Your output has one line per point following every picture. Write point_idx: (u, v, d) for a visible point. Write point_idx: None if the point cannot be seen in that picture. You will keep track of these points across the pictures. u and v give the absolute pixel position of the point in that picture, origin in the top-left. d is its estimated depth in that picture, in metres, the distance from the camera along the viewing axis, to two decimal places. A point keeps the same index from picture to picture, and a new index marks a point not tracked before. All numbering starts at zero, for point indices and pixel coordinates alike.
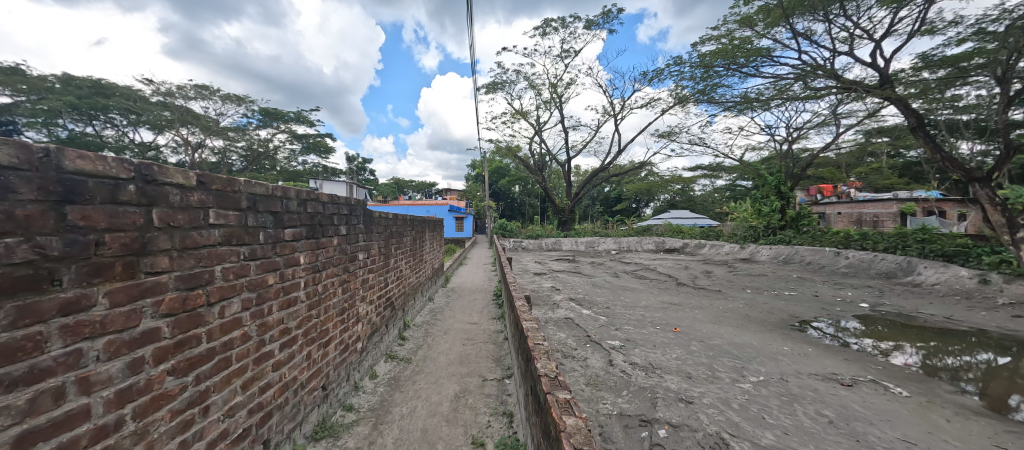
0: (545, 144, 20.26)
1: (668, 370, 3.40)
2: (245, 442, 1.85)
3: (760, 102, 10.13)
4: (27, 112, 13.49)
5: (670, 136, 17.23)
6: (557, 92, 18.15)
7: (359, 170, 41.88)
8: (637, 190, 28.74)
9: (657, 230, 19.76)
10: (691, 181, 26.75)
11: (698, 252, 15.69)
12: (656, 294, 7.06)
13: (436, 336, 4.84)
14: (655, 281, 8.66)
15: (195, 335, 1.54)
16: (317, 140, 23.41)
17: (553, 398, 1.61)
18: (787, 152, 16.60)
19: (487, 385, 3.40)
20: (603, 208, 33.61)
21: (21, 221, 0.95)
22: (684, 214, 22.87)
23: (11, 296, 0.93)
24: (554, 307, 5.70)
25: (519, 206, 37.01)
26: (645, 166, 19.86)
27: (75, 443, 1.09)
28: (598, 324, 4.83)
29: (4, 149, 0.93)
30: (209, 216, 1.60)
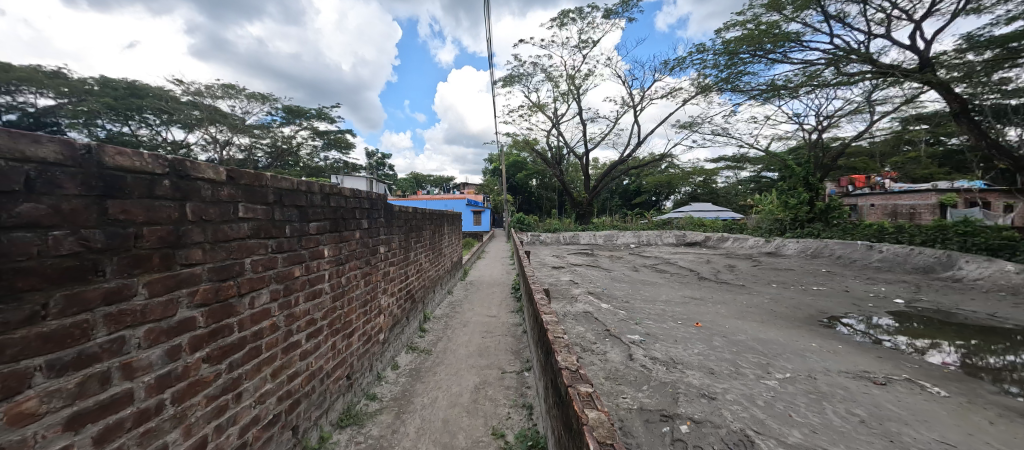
0: (562, 137, 20.04)
1: (690, 365, 3.34)
2: (274, 428, 1.92)
3: (787, 91, 9.71)
4: (70, 113, 14.34)
5: (692, 128, 16.70)
6: (575, 84, 17.80)
7: (379, 165, 42.79)
8: (657, 182, 28.13)
9: (678, 224, 19.36)
10: (713, 172, 25.90)
11: (721, 245, 15.25)
12: (677, 288, 6.93)
13: (454, 328, 4.90)
14: (676, 275, 8.48)
15: (227, 326, 1.60)
16: (338, 136, 23.92)
17: (575, 391, 1.60)
18: (816, 141, 15.80)
19: (506, 378, 3.42)
20: (621, 202, 33.07)
21: (68, 214, 1.00)
22: (707, 206, 22.22)
23: (59, 285, 0.99)
24: (572, 300, 5.67)
25: (536, 200, 36.86)
26: (665, 158, 19.34)
27: (120, 425, 1.16)
28: (617, 318, 4.78)
29: (50, 146, 0.98)
30: (237, 209, 1.65)
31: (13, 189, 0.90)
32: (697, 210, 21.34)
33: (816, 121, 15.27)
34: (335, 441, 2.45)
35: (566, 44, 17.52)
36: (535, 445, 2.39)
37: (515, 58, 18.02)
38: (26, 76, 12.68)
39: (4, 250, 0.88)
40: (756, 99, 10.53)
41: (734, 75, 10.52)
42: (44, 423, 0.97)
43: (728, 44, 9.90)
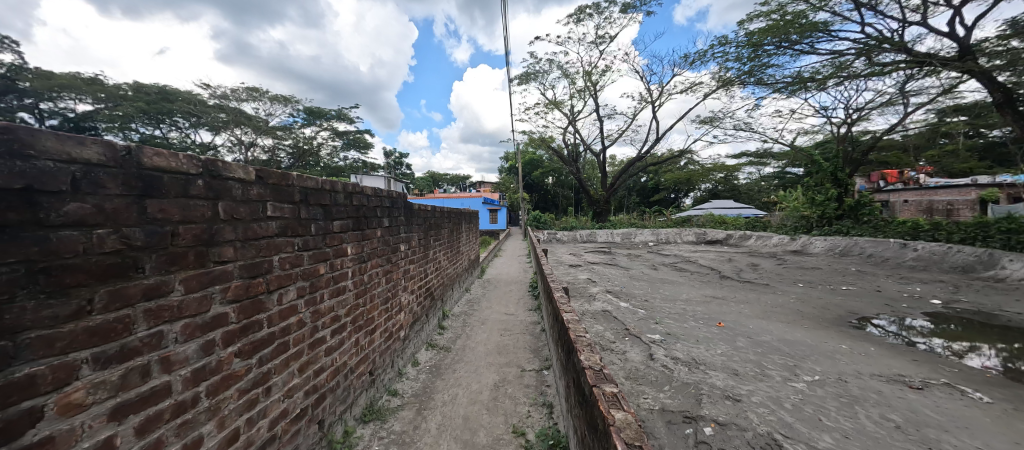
0: (578, 135, 19.89)
1: (713, 366, 3.26)
2: (302, 421, 1.97)
3: (814, 83, 9.37)
4: (106, 118, 15.12)
5: (712, 123, 16.28)
6: (591, 81, 17.59)
7: (396, 165, 43.40)
8: (676, 179, 27.59)
9: (698, 222, 18.95)
10: (734, 168, 25.22)
11: (743, 243, 14.85)
12: (698, 287, 6.78)
13: (473, 326, 4.93)
14: (697, 273, 8.30)
15: (257, 321, 1.65)
16: (357, 136, 24.39)
17: (599, 391, 1.58)
18: (845, 135, 15.18)
19: (525, 376, 3.42)
20: (639, 199, 32.59)
21: (110, 213, 1.05)
22: (729, 203, 21.66)
23: (103, 282, 1.04)
24: (590, 299, 5.63)
25: (552, 198, 36.69)
26: (685, 154, 18.94)
27: (159, 416, 1.20)
28: (636, 317, 4.71)
29: (93, 148, 1.02)
30: (267, 209, 1.70)
31: (60, 189, 0.94)
32: (718, 208, 20.85)
33: (845, 114, 14.64)
34: (359, 435, 2.50)
35: (582, 40, 17.32)
36: (556, 444, 2.38)
37: (531, 55, 17.97)
38: (67, 83, 13.40)
39: (53, 247, 0.92)
40: (780, 92, 10.20)
41: (757, 68, 10.21)
42: (92, 413, 1.02)
43: (752, 35, 9.61)
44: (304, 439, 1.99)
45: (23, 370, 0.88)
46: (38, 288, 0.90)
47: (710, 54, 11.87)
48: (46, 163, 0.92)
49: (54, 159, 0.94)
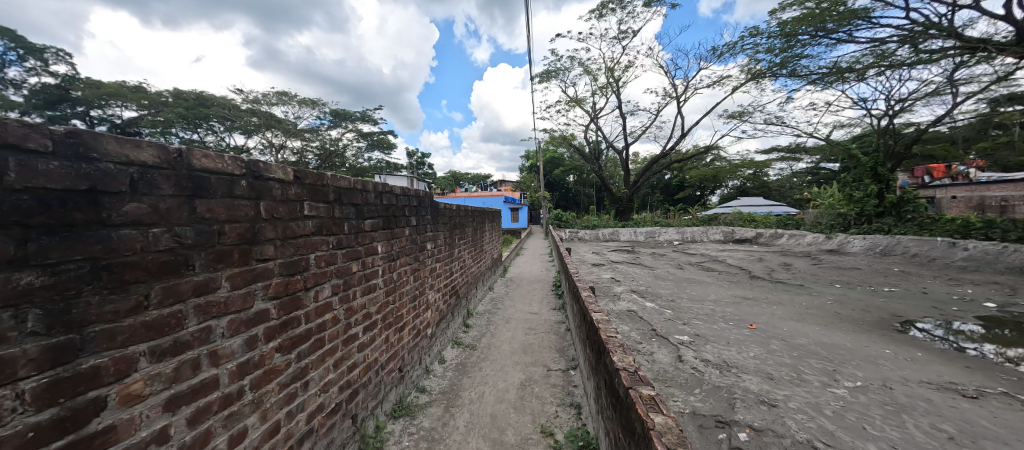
0: (600, 132, 19.62)
1: (746, 369, 3.15)
2: (337, 416, 2.03)
3: (853, 74, 8.90)
4: (149, 124, 16.04)
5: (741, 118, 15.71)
6: (614, 77, 17.31)
7: (418, 165, 44.08)
8: (702, 176, 26.83)
9: (725, 220, 18.38)
10: (764, 164, 24.29)
11: (774, 242, 14.31)
12: (726, 288, 6.57)
13: (497, 324, 4.96)
14: (725, 273, 8.05)
15: (295, 318, 1.71)
16: (380, 137, 24.91)
17: (637, 394, 1.55)
18: (886, 128, 14.34)
19: (552, 376, 3.40)
20: (663, 197, 31.87)
21: (163, 212, 1.11)
22: (758, 201, 20.91)
23: (159, 278, 1.10)
24: (615, 299, 5.54)
25: (573, 197, 36.43)
26: (711, 150, 18.39)
27: (209, 407, 1.27)
28: (663, 317, 4.61)
29: (149, 150, 1.08)
30: (304, 208, 1.75)
31: (121, 190, 1.00)
32: (746, 206, 20.14)
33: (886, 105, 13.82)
34: (389, 431, 2.55)
35: (604, 35, 17.03)
36: (587, 446, 2.35)
37: (552, 53, 17.83)
38: (114, 91, 14.29)
39: (115, 246, 0.98)
40: (816, 84, 9.74)
41: (790, 59, 9.79)
42: (150, 404, 1.08)
43: (785, 25, 9.23)
44: (339, 433, 2.05)
45: (90, 361, 0.94)
46: (101, 284, 0.96)
47: (740, 46, 11.47)
48: (108, 165, 0.98)
49: (114, 161, 0.99)
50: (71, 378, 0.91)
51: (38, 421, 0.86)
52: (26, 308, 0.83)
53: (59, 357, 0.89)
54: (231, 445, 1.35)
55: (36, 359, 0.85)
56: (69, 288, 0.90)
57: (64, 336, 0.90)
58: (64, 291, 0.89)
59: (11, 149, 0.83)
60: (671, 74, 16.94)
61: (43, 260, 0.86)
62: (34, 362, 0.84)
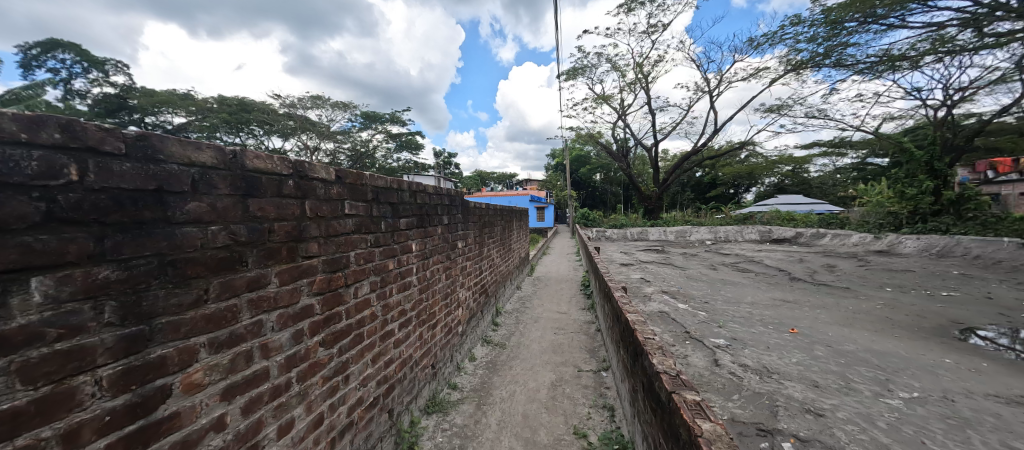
0: (628, 129, 19.26)
1: (788, 376, 3.00)
2: (375, 409, 2.09)
3: (907, 61, 8.31)
4: (197, 129, 17.16)
5: (779, 112, 15.00)
6: (642, 73, 16.95)
7: (444, 165, 44.88)
8: (736, 174, 25.82)
9: (761, 219, 17.65)
10: (803, 159, 23.06)
11: (815, 242, 13.54)
12: (764, 290, 6.29)
13: (526, 323, 4.96)
14: (763, 275, 7.70)
15: (337, 313, 1.78)
16: (409, 138, 25.50)
17: (681, 399, 1.50)
18: (943, 119, 13.27)
19: (583, 376, 3.37)
20: (693, 195, 30.99)
21: (219, 211, 1.19)
22: (798, 200, 20.07)
23: (217, 274, 1.18)
24: (645, 300, 5.41)
25: (599, 195, 36.11)
26: (746, 146, 17.71)
27: (260, 396, 1.35)
28: (697, 320, 4.47)
29: (208, 153, 1.16)
30: (345, 207, 1.82)
31: (183, 190, 1.08)
32: (783, 205, 19.23)
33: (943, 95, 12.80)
34: (423, 426, 2.61)
35: (633, 31, 16.68)
36: None
37: (579, 50, 17.67)
38: (166, 99, 15.38)
39: (178, 242, 1.05)
40: (864, 74, 9.16)
41: (835, 47, 9.25)
42: (209, 392, 1.17)
43: (830, 12, 8.75)
44: (377, 426, 2.11)
45: (157, 351, 1.01)
46: (167, 279, 1.04)
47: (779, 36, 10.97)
48: (173, 166, 1.05)
49: (178, 163, 1.06)
50: (142, 366, 0.98)
51: (114, 406, 0.92)
52: (104, 300, 0.90)
53: (131, 346, 0.95)
54: (280, 434, 1.43)
55: (112, 348, 0.91)
56: (140, 282, 0.97)
57: (136, 327, 0.97)
58: (136, 285, 0.96)
59: (91, 151, 0.89)
60: (703, 68, 16.39)
61: (119, 255, 0.93)
62: (110, 351, 0.91)
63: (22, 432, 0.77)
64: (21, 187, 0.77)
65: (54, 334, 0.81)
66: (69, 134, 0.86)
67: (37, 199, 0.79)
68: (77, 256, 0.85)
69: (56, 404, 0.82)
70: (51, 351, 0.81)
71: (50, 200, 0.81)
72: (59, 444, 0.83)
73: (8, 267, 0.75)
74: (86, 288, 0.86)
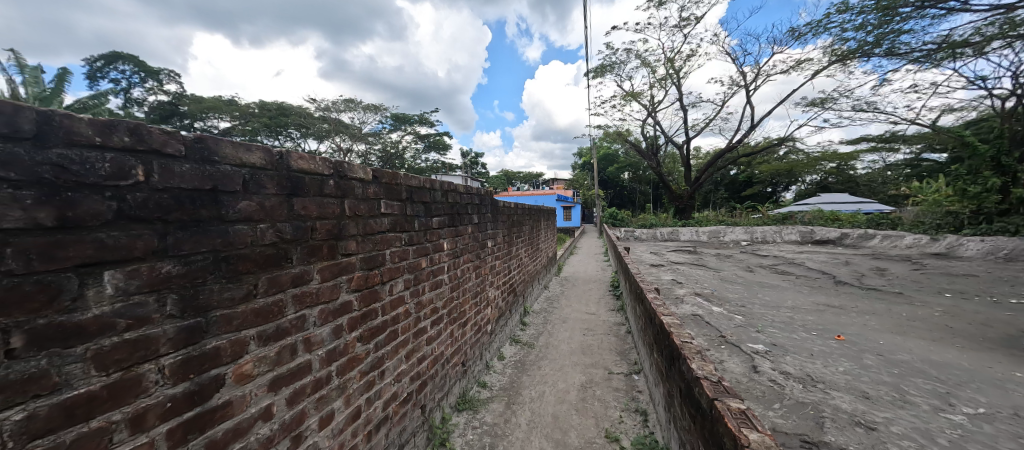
0: (658, 126, 18.76)
1: (835, 385, 2.83)
2: (409, 405, 2.15)
3: (971, 48, 7.62)
4: (240, 132, 18.21)
5: (822, 106, 14.16)
6: (674, 68, 16.48)
7: (471, 165, 45.40)
8: (773, 172, 24.60)
9: (802, 219, 16.80)
10: (849, 156, 21.64)
11: (863, 244, 12.65)
12: (806, 294, 5.96)
13: (554, 323, 4.95)
14: (804, 278, 7.30)
15: (373, 309, 1.83)
16: (436, 139, 25.96)
17: (724, 406, 1.46)
18: (1013, 110, 12.08)
19: (613, 379, 3.32)
20: (727, 194, 29.85)
21: (267, 210, 1.25)
22: (844, 199, 18.92)
23: (265, 270, 1.25)
24: (678, 302, 5.26)
25: (628, 195, 35.47)
26: (785, 142, 16.84)
27: (304, 388, 1.42)
28: (733, 324, 4.30)
29: (258, 154, 1.22)
30: (381, 206, 1.88)
31: (235, 189, 1.14)
32: (827, 205, 18.16)
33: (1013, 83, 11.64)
34: (454, 423, 2.66)
35: (663, 25, 16.24)
36: None
37: (607, 47, 17.40)
38: (213, 105, 16.41)
39: (231, 240, 1.12)
40: (921, 63, 8.48)
41: (887, 35, 8.61)
42: (258, 383, 1.23)
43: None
44: (411, 421, 2.17)
45: (212, 343, 1.08)
46: (222, 274, 1.10)
47: (824, 25, 10.37)
48: (226, 167, 1.11)
49: (230, 163, 1.13)
50: (198, 357, 1.05)
51: (175, 393, 0.99)
52: (166, 293, 0.96)
53: (189, 337, 1.02)
54: (321, 425, 1.50)
55: (173, 338, 0.98)
56: (197, 276, 1.04)
57: (194, 319, 1.03)
58: (194, 279, 1.03)
59: (156, 153, 0.96)
60: (738, 61, 15.73)
61: (179, 251, 0.99)
62: (171, 342, 0.98)
63: (96, 415, 0.84)
64: (96, 187, 0.84)
65: (124, 324, 0.88)
66: (136, 138, 0.92)
67: (109, 198, 0.86)
68: (143, 251, 0.91)
69: (124, 390, 0.88)
70: (121, 339, 0.87)
71: (120, 199, 0.88)
72: (128, 428, 0.89)
73: (86, 261, 0.81)
74: (150, 282, 0.93)
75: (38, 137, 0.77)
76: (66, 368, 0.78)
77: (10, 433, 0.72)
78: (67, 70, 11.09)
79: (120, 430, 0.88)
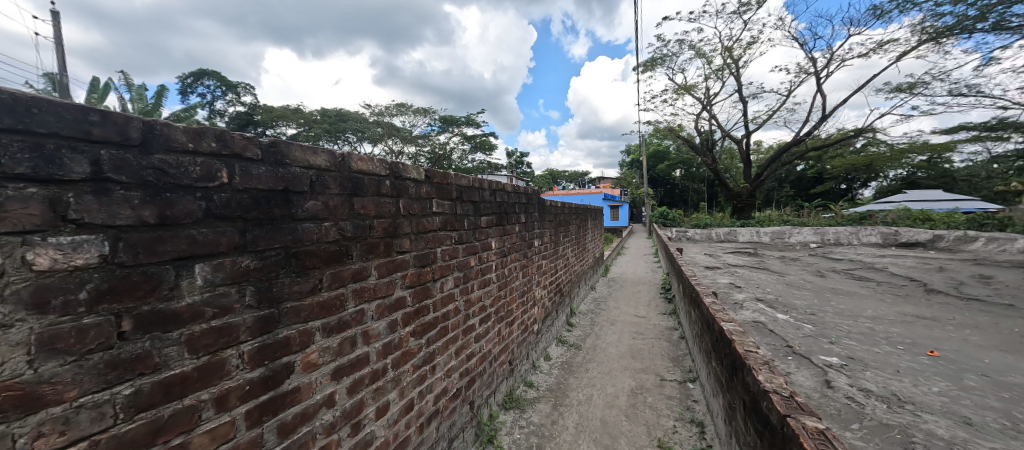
0: (714, 120, 17.75)
1: (928, 408, 2.52)
2: (458, 400, 2.23)
3: None
4: (305, 138, 19.82)
5: (910, 92, 12.59)
6: (732, 57, 15.50)
7: (515, 164, 45.88)
8: (849, 167, 22.23)
9: (884, 219, 15.13)
10: (945, 146, 18.93)
11: (961, 247, 11.05)
12: (892, 303, 5.33)
13: (602, 325, 4.87)
14: (889, 285, 6.53)
15: (425, 305, 1.92)
16: (482, 140, 26.47)
17: (800, 425, 1.37)
18: None
19: (666, 386, 3.21)
20: (793, 192, 27.61)
21: (331, 209, 1.36)
22: (939, 196, 16.68)
23: (329, 265, 1.36)
24: (736, 307, 4.94)
25: (678, 192, 33.89)
26: (864, 133, 15.16)
27: (362, 378, 1.52)
28: (802, 333, 3.97)
29: (323, 156, 1.33)
30: (433, 205, 1.96)
31: (303, 190, 1.25)
32: (913, 205, 16.11)
33: None
34: (502, 420, 2.72)
35: (721, 12, 15.31)
36: None
37: (658, 39, 16.75)
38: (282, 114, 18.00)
39: (300, 237, 1.23)
40: None
41: (995, 7, 7.48)
42: (322, 372, 1.34)
43: None
44: (460, 416, 2.25)
45: (284, 332, 1.20)
46: (291, 269, 1.22)
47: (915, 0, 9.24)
48: (296, 169, 1.23)
49: (299, 166, 1.24)
50: (272, 345, 1.17)
51: (252, 377, 1.11)
52: (245, 285, 1.08)
53: (265, 326, 1.14)
54: (378, 415, 1.60)
55: (250, 327, 1.10)
56: (271, 270, 1.15)
57: (268, 309, 1.15)
58: (268, 273, 1.14)
59: (237, 157, 1.07)
60: (807, 46, 14.43)
61: (255, 247, 1.11)
62: (249, 330, 1.09)
63: (189, 393, 0.96)
64: (188, 188, 0.95)
65: (211, 312, 1.00)
66: (221, 143, 1.03)
67: (200, 198, 0.97)
68: (226, 247, 1.03)
69: (210, 372, 1.00)
70: (207, 326, 0.99)
71: (208, 199, 0.99)
72: (214, 406, 1.01)
73: (181, 255, 0.93)
74: (232, 275, 1.04)
75: (143, 144, 0.87)
76: (166, 349, 0.90)
77: (123, 405, 0.83)
78: (165, 87, 12.69)
79: (207, 408, 1.00)
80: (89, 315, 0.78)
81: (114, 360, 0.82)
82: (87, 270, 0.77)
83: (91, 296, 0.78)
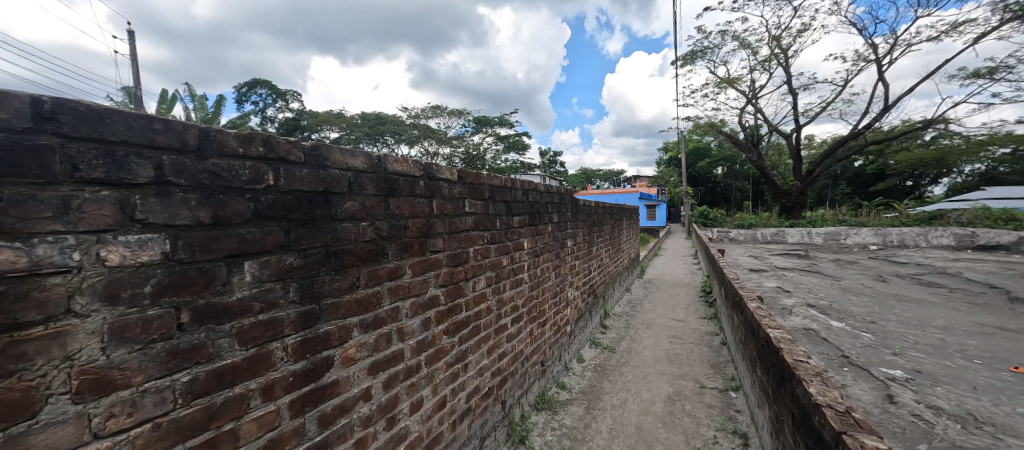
0: (761, 114, 16.82)
1: (1014, 431, 2.25)
2: (490, 399, 2.24)
3: None
4: (346, 141, 20.73)
5: (991, 77, 11.39)
6: (779, 47, 14.64)
7: (548, 164, 45.75)
8: (914, 162, 20.32)
9: (959, 218, 13.72)
10: None
11: None
12: (972, 312, 4.80)
13: (638, 328, 4.75)
14: (968, 293, 5.88)
15: (458, 304, 1.95)
16: (515, 139, 26.55)
17: (857, 442, 1.26)
18: None
19: (706, 394, 3.07)
20: (851, 191, 25.93)
21: (368, 209, 1.41)
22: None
23: (366, 264, 1.40)
24: (785, 313, 4.65)
25: (719, 191, 32.40)
26: (935, 124, 13.81)
27: (397, 374, 1.56)
28: (861, 343, 3.67)
29: (360, 159, 1.38)
30: (465, 205, 1.98)
31: (342, 191, 1.30)
32: (992, 204, 14.47)
33: None
34: (534, 421, 2.71)
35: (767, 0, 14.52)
36: None
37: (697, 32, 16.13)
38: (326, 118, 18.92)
39: (339, 236, 1.28)
40: None
41: None
42: (359, 366, 1.39)
43: None
44: (492, 415, 2.26)
45: (324, 327, 1.25)
46: (331, 266, 1.27)
47: None
48: (335, 171, 1.28)
49: (339, 168, 1.29)
50: (313, 339, 1.22)
51: (295, 369, 1.16)
52: (289, 282, 1.13)
53: (307, 321, 1.19)
54: (412, 410, 1.64)
55: (294, 321, 1.15)
56: (313, 268, 1.21)
57: (309, 305, 1.20)
58: (310, 271, 1.20)
59: (282, 161, 1.13)
60: (866, 31, 13.38)
61: (299, 246, 1.16)
62: (293, 324, 1.15)
63: (239, 382, 1.02)
64: (239, 190, 1.00)
65: (258, 307, 1.06)
66: (268, 147, 1.09)
67: (249, 199, 1.03)
68: (273, 245, 1.08)
69: (258, 363, 1.06)
70: (255, 320, 1.05)
71: (256, 200, 1.05)
72: (262, 395, 1.07)
73: (232, 253, 0.99)
74: (278, 272, 1.10)
75: (200, 149, 0.93)
76: (219, 341, 0.96)
77: (181, 391, 0.89)
78: (222, 97, 13.71)
79: (254, 397, 1.05)
80: (153, 307, 0.85)
81: (174, 349, 0.88)
82: (151, 266, 0.84)
83: (155, 290, 0.85)
